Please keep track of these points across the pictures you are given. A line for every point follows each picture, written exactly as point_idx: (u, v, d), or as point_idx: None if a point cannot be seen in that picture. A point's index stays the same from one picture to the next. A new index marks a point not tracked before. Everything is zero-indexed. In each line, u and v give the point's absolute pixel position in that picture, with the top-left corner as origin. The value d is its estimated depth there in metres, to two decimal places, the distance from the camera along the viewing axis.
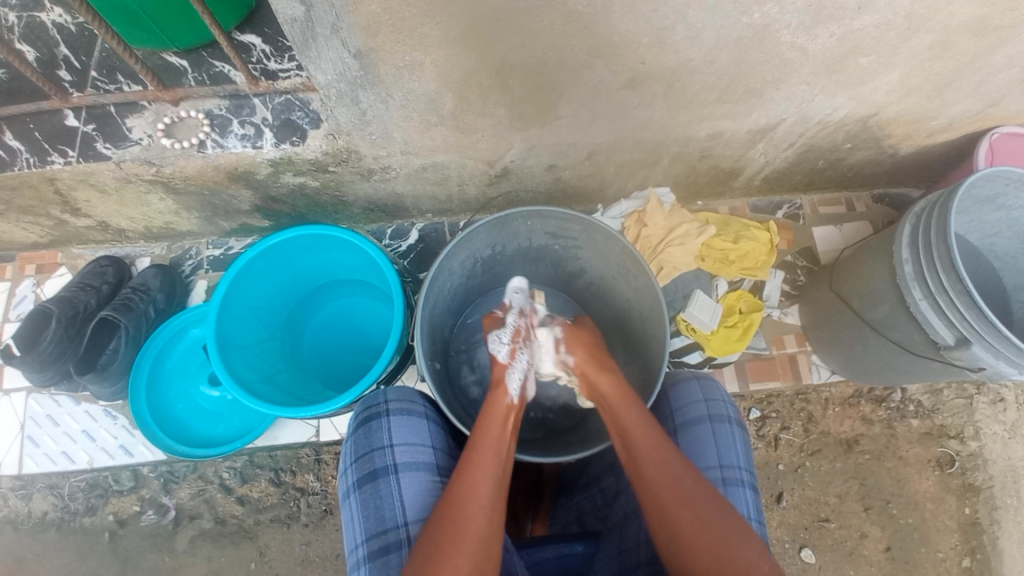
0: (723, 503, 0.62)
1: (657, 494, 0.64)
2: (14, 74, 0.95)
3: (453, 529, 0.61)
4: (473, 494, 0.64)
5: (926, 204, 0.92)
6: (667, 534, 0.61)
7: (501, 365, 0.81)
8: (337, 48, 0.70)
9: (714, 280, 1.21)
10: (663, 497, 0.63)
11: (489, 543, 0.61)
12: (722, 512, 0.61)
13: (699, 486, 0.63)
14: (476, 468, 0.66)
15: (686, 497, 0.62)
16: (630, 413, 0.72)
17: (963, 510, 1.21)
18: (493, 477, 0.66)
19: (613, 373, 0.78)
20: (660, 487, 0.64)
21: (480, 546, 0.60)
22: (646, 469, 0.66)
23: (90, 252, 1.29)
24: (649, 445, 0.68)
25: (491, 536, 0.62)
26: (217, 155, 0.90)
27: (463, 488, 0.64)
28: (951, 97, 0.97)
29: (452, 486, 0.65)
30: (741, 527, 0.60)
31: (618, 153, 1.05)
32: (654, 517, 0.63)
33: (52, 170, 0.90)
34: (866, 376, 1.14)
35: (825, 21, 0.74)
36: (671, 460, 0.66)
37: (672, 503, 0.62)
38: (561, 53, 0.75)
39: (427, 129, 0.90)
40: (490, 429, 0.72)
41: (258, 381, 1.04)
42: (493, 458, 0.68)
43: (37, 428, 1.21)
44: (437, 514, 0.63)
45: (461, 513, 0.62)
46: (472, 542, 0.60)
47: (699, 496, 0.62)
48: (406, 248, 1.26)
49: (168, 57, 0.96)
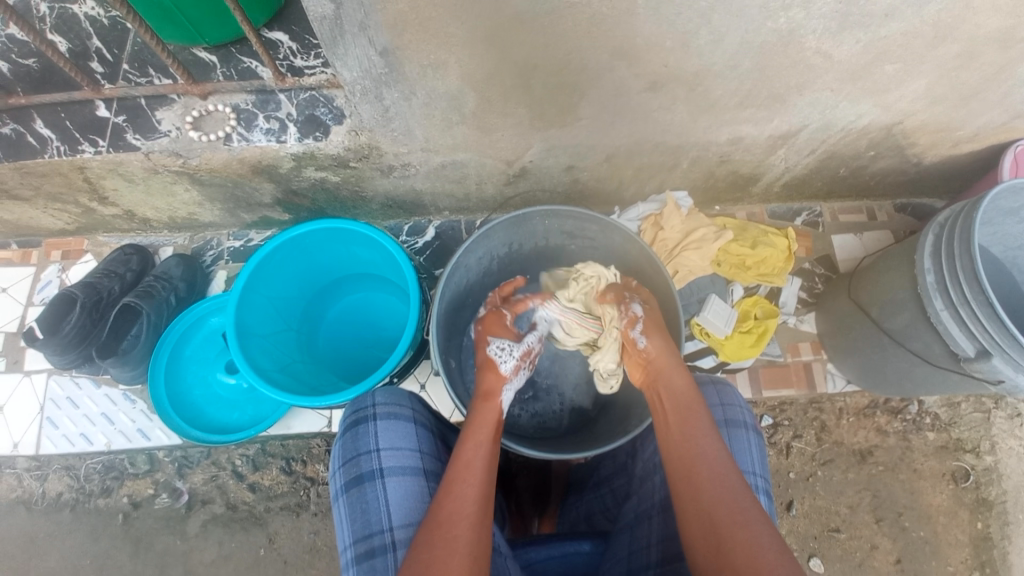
0: (773, 527, 0.62)
1: (709, 507, 0.63)
2: (48, 66, 0.98)
3: (443, 546, 0.61)
4: (459, 511, 0.64)
5: (950, 214, 0.91)
6: (709, 543, 0.61)
7: (501, 377, 0.82)
8: (364, 45, 0.71)
9: (730, 285, 1.23)
10: (716, 510, 0.62)
11: (478, 553, 0.62)
12: (771, 535, 0.60)
13: (756, 510, 0.63)
14: (462, 484, 0.67)
15: (739, 517, 0.62)
16: (695, 421, 0.71)
17: (976, 525, 1.19)
18: (476, 493, 0.66)
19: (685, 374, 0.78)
20: (715, 500, 0.63)
21: (470, 560, 0.61)
22: (705, 482, 0.65)
23: (115, 240, 1.32)
24: (709, 459, 0.67)
25: (480, 551, 0.62)
26: (242, 149, 0.92)
27: (449, 506, 0.65)
28: (977, 107, 0.96)
29: (437, 504, 0.66)
30: (790, 557, 0.59)
31: (637, 156, 1.05)
32: (698, 531, 0.63)
33: (81, 159, 0.92)
34: (883, 387, 1.13)
35: (852, 27, 0.73)
36: (732, 480, 0.65)
37: (726, 518, 0.62)
38: (584, 54, 0.75)
39: (448, 128, 0.91)
40: (477, 441, 0.72)
41: (275, 371, 1.05)
42: (478, 473, 0.69)
43: (57, 410, 1.24)
44: (425, 528, 0.63)
45: (450, 530, 0.63)
46: (461, 557, 0.61)
47: (753, 516, 0.62)
48: (422, 245, 1.28)
49: (197, 52, 0.98)
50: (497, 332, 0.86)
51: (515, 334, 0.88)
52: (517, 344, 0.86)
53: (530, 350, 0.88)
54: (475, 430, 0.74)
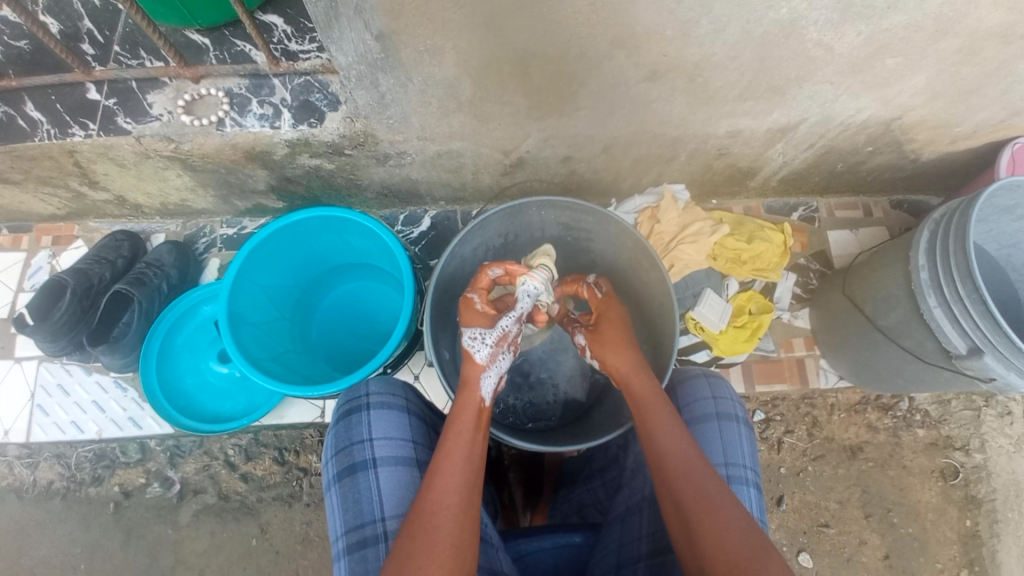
0: (746, 515, 0.62)
1: (681, 502, 0.63)
2: (37, 46, 0.96)
3: (426, 541, 0.61)
4: (441, 502, 0.64)
5: (946, 210, 0.90)
6: (684, 539, 0.62)
7: (477, 366, 0.79)
8: (360, 29, 0.70)
9: (725, 280, 1.22)
10: (684, 503, 0.63)
11: (462, 546, 0.62)
12: (743, 525, 0.61)
13: (727, 500, 0.63)
14: (445, 475, 0.66)
15: (709, 507, 0.62)
16: (661, 420, 0.71)
17: (964, 521, 1.20)
18: (459, 483, 0.66)
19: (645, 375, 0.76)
20: (681, 492, 0.64)
21: (451, 552, 0.61)
22: (671, 478, 0.65)
23: (106, 226, 1.31)
24: (674, 451, 0.67)
25: (464, 542, 0.62)
26: (235, 134, 0.90)
27: (431, 498, 0.64)
28: (975, 103, 0.96)
29: (422, 495, 0.65)
30: (765, 545, 0.59)
31: (635, 147, 1.04)
32: (677, 528, 0.63)
33: (72, 142, 0.91)
34: (875, 384, 1.13)
35: (853, 19, 0.73)
36: (696, 474, 0.65)
37: (696, 510, 0.62)
38: (582, 42, 0.74)
39: (445, 116, 0.90)
40: (459, 430, 0.72)
41: (267, 360, 1.04)
42: (461, 464, 0.68)
43: (47, 397, 1.23)
44: (408, 520, 0.63)
45: (433, 521, 0.62)
46: (443, 549, 0.60)
47: (725, 507, 0.62)
48: (417, 235, 1.27)
49: (190, 35, 0.96)
50: (469, 321, 0.83)
51: (488, 319, 0.83)
52: (489, 329, 0.82)
53: (507, 333, 0.82)
54: (459, 419, 0.73)
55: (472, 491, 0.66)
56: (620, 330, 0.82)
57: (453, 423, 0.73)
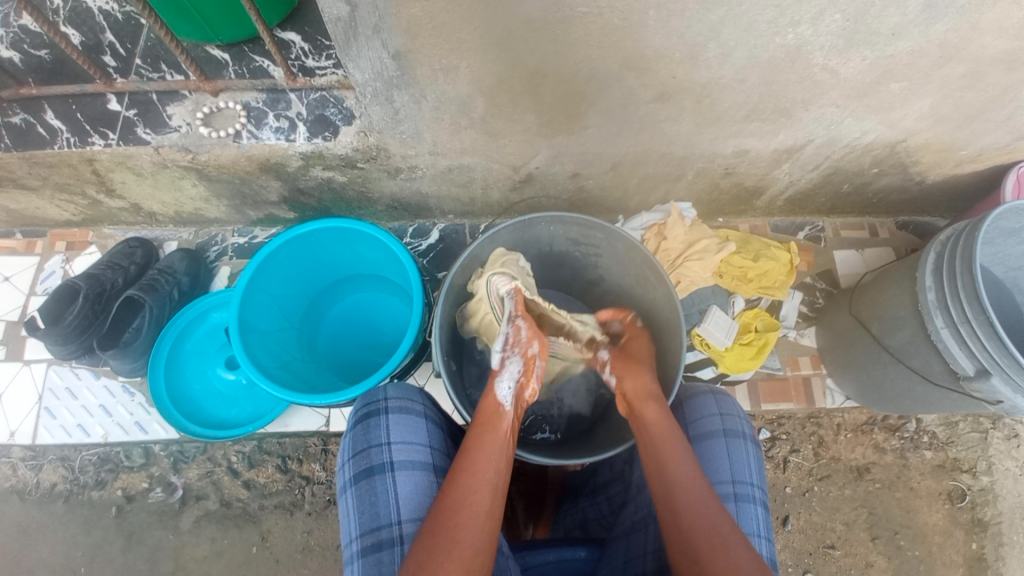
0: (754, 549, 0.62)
1: (688, 526, 0.64)
2: (59, 57, 0.99)
3: (447, 540, 0.62)
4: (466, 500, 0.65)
5: (953, 232, 0.91)
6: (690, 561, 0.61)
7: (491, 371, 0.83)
8: (377, 48, 0.72)
9: (731, 297, 1.23)
10: (689, 535, 0.63)
11: (482, 552, 0.62)
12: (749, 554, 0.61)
13: (738, 541, 0.62)
14: (470, 475, 0.68)
15: (716, 546, 0.61)
16: (672, 446, 0.71)
17: (970, 545, 1.19)
18: (485, 483, 0.67)
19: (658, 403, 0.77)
20: (689, 520, 0.64)
21: (472, 550, 0.61)
22: (680, 507, 0.66)
23: (120, 233, 1.33)
24: (673, 486, 0.68)
25: (483, 544, 0.63)
26: (251, 146, 0.92)
27: (456, 497, 0.65)
28: (980, 127, 0.96)
29: (446, 495, 0.66)
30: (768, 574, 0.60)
31: (643, 165, 1.05)
32: (679, 548, 0.63)
33: (91, 151, 0.93)
34: (881, 404, 1.13)
35: (859, 45, 0.74)
36: (711, 506, 0.65)
37: (703, 543, 0.62)
38: (592, 64, 0.76)
39: (457, 132, 0.92)
40: (487, 436, 0.73)
41: (275, 367, 1.05)
42: (489, 465, 0.69)
43: (55, 400, 1.24)
44: (431, 517, 0.64)
45: (455, 518, 0.63)
46: (463, 547, 0.61)
47: (734, 546, 0.61)
48: (426, 248, 1.28)
49: (210, 50, 0.99)
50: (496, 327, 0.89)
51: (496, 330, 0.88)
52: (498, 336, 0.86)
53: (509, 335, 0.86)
54: (487, 426, 0.74)
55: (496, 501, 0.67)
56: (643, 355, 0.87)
57: (476, 428, 0.74)
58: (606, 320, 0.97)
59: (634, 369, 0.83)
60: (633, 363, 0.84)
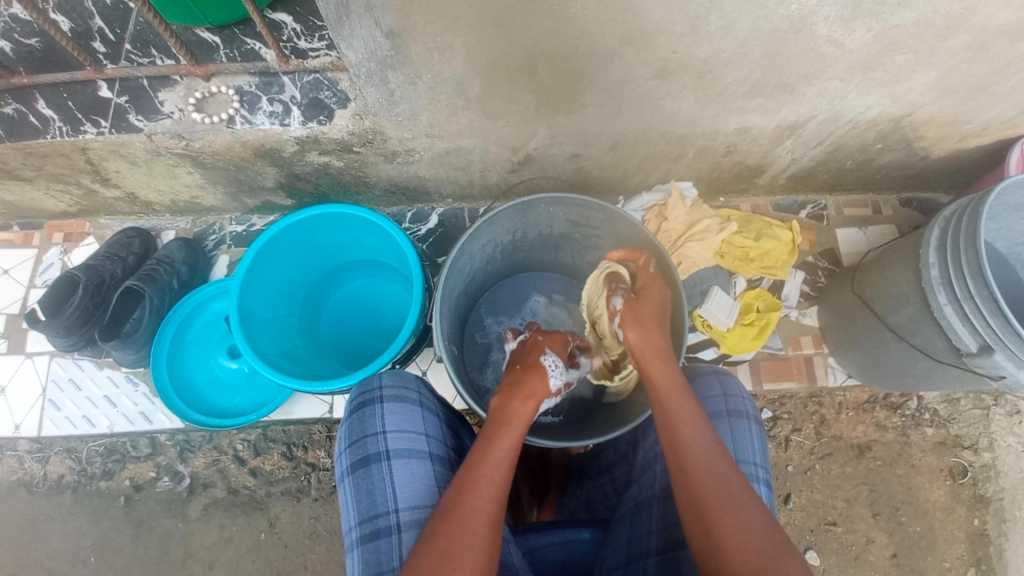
0: (767, 512, 0.61)
1: (699, 492, 0.63)
2: (48, 44, 0.97)
3: (463, 516, 0.63)
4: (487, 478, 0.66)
5: (957, 207, 0.90)
6: (701, 532, 0.61)
7: (541, 386, 0.78)
8: (370, 27, 0.71)
9: (733, 278, 1.22)
10: (701, 500, 0.62)
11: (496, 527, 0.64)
12: (763, 516, 0.60)
13: (750, 504, 0.61)
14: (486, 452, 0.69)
15: (729, 508, 0.61)
16: (679, 406, 0.70)
17: (972, 520, 1.20)
18: (503, 459, 0.69)
19: (663, 363, 0.75)
20: (702, 488, 0.63)
21: (487, 529, 0.63)
22: (691, 471, 0.65)
23: (117, 223, 1.32)
24: (689, 446, 0.66)
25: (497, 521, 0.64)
26: (246, 131, 0.91)
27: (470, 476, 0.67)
28: (985, 100, 0.95)
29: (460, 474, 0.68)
30: (782, 539, 0.59)
31: (644, 145, 1.04)
32: (691, 514, 0.63)
33: (84, 139, 0.92)
34: (884, 381, 1.12)
35: (864, 15, 0.72)
36: (719, 465, 0.65)
37: (715, 509, 0.61)
38: (591, 39, 0.74)
39: (453, 113, 0.90)
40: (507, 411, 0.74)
41: (276, 354, 1.05)
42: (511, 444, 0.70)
43: (58, 392, 1.24)
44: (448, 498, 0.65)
45: (470, 497, 0.65)
46: (480, 525, 0.63)
47: (746, 510, 0.61)
48: (425, 232, 1.27)
49: (201, 34, 0.97)
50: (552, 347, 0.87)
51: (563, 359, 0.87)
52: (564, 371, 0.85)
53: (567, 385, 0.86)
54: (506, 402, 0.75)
55: (506, 478, 0.67)
56: (652, 307, 0.82)
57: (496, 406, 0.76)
58: (616, 260, 0.92)
59: (643, 323, 0.80)
60: (642, 314, 0.81)
